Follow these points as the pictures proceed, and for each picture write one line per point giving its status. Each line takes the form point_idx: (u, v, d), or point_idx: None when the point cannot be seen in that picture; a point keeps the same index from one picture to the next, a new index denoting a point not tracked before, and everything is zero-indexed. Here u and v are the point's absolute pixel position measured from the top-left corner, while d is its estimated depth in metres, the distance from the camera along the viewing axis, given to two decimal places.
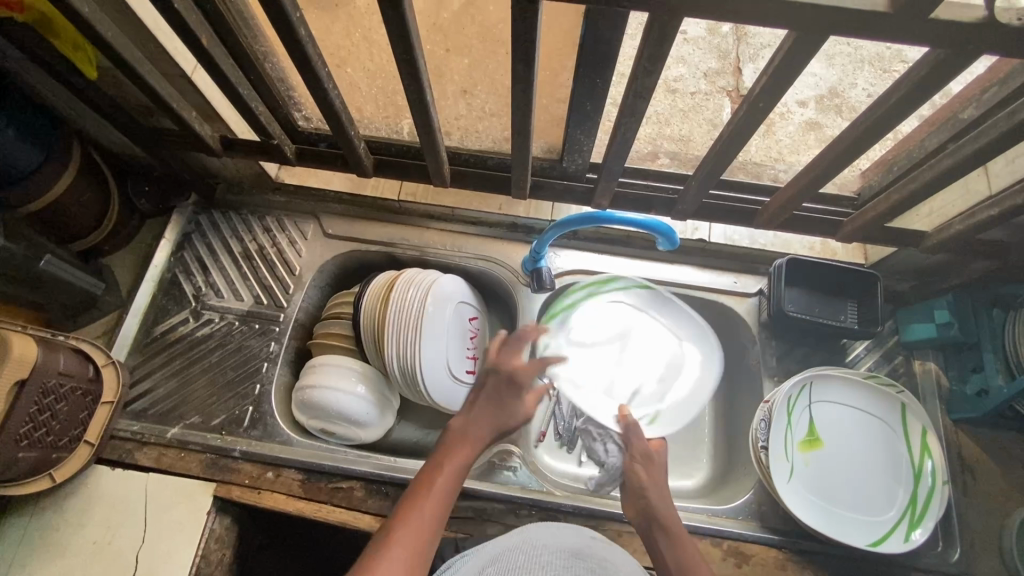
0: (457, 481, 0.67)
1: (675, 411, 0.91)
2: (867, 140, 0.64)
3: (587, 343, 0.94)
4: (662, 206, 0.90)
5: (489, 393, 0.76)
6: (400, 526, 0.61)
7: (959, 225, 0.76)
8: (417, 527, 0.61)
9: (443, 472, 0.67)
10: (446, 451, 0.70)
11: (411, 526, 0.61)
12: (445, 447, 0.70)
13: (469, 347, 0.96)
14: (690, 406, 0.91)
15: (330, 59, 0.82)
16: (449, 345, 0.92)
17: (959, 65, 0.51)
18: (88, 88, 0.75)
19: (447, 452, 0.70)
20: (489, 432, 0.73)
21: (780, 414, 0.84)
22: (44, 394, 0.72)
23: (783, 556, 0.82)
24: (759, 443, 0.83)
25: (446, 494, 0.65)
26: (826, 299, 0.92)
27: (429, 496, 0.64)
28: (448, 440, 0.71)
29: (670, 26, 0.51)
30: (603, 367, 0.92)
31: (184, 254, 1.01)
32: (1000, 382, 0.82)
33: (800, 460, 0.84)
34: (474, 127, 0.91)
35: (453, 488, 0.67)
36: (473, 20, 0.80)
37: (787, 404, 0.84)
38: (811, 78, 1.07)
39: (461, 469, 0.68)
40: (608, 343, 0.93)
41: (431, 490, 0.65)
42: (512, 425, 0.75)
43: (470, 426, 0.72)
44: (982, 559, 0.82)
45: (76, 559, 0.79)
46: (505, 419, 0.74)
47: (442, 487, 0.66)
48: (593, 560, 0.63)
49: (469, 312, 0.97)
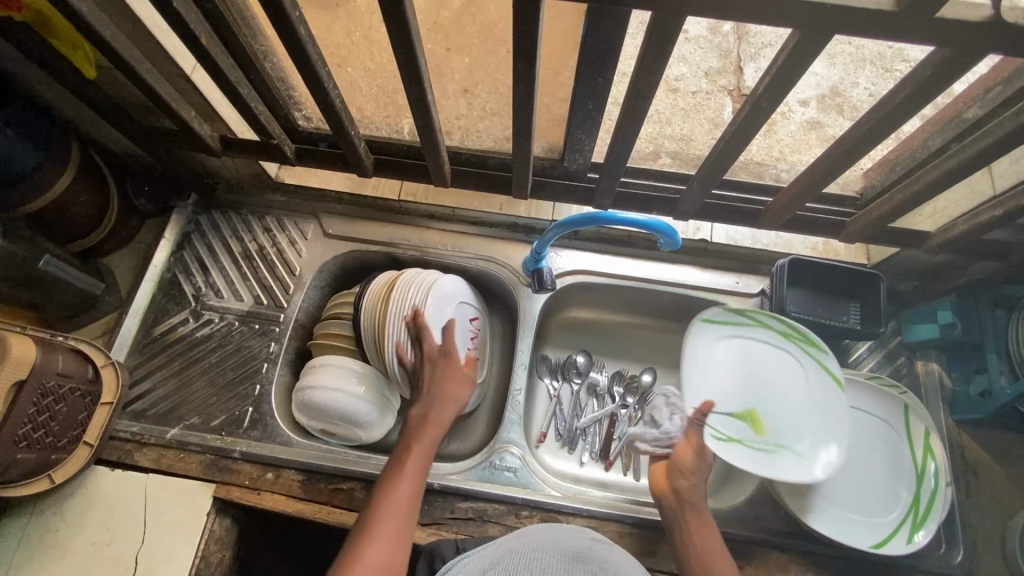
0: (426, 459, 0.75)
1: (744, 457, 0.82)
2: (870, 141, 0.64)
3: (739, 374, 0.90)
4: (663, 206, 0.89)
5: (432, 375, 0.83)
6: (382, 507, 0.69)
7: (963, 226, 0.75)
8: (396, 507, 0.69)
9: (413, 451, 0.75)
10: (414, 429, 0.77)
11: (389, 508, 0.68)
12: (411, 429, 0.78)
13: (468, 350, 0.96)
14: (763, 464, 0.82)
15: (330, 58, 0.82)
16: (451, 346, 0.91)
17: (964, 64, 0.50)
18: (87, 88, 0.75)
19: (415, 431, 0.77)
20: (451, 408, 0.80)
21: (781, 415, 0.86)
22: (43, 395, 0.72)
23: (785, 557, 0.82)
24: None
25: (417, 470, 0.74)
26: (828, 299, 0.91)
27: (402, 476, 0.72)
28: (413, 422, 0.78)
29: (673, 25, 0.51)
30: (726, 397, 0.88)
31: (184, 253, 1.01)
32: (1002, 383, 0.82)
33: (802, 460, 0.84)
34: (475, 126, 0.91)
35: (424, 464, 0.75)
36: (473, 19, 0.80)
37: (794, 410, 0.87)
38: (812, 77, 1.07)
39: (429, 448, 0.76)
40: (757, 383, 0.89)
41: (405, 471, 0.73)
42: (465, 400, 0.82)
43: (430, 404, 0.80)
44: (986, 561, 0.82)
45: (75, 560, 0.79)
46: (459, 398, 0.82)
47: (413, 466, 0.73)
48: (592, 563, 0.62)
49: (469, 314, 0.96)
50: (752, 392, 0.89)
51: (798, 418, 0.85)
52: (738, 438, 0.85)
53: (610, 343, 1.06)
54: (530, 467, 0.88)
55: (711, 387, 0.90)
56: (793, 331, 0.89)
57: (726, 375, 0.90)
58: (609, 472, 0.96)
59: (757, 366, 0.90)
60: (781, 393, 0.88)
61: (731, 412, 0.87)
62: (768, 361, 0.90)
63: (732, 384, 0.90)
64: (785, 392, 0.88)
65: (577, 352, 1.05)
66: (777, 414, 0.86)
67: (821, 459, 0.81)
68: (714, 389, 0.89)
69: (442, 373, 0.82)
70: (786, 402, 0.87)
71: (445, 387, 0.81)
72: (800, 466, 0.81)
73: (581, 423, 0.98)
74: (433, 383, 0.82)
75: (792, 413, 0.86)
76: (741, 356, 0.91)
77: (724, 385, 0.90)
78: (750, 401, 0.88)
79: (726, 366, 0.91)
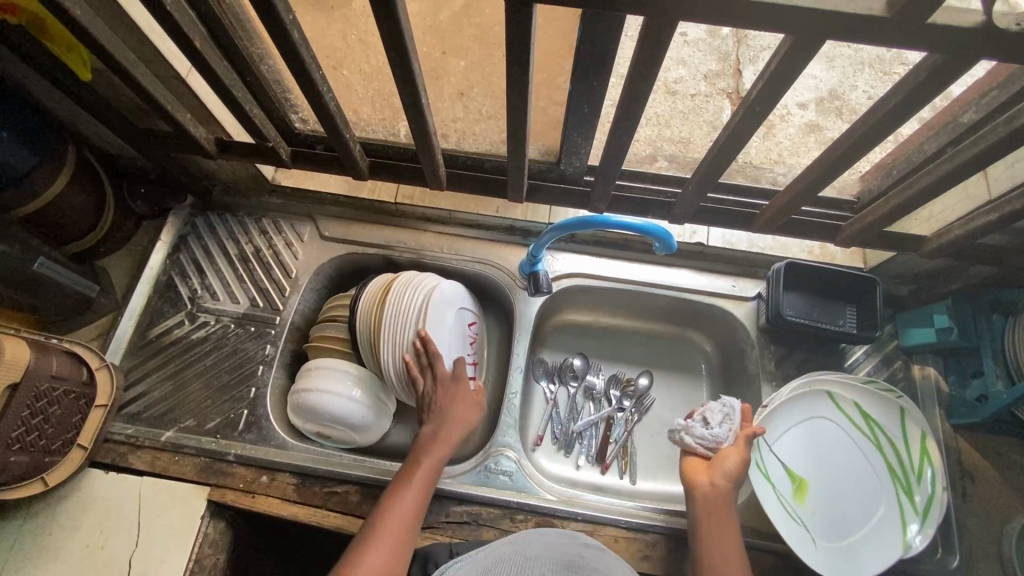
0: (435, 472, 0.76)
1: (769, 498, 0.82)
2: (864, 145, 0.64)
3: (830, 467, 0.86)
4: (659, 210, 0.89)
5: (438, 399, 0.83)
6: (387, 514, 0.70)
7: (958, 230, 0.75)
8: (401, 516, 0.70)
9: (423, 464, 0.76)
10: (423, 444, 0.79)
11: (396, 515, 0.70)
12: (423, 441, 0.79)
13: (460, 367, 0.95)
14: (781, 517, 0.81)
15: (326, 62, 0.84)
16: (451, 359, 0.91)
17: (957, 70, 0.50)
18: (81, 90, 0.75)
19: (425, 447, 0.78)
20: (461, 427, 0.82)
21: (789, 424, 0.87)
22: (36, 398, 0.71)
23: (779, 563, 0.81)
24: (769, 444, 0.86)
25: (424, 485, 0.75)
26: (824, 303, 0.92)
27: (409, 489, 0.73)
28: (426, 436, 0.80)
29: (666, 30, 0.51)
30: (795, 467, 0.86)
31: (180, 256, 1.01)
32: (999, 388, 0.81)
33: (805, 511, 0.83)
34: (471, 129, 0.90)
35: (432, 478, 0.76)
36: (470, 23, 0.85)
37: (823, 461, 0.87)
38: (812, 80, 1.07)
39: (439, 462, 0.77)
40: (835, 487, 0.85)
41: (411, 485, 0.74)
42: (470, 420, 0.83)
43: (437, 423, 0.80)
44: (982, 566, 0.81)
45: (68, 563, 0.79)
46: (469, 417, 0.83)
47: (422, 479, 0.75)
48: (585, 571, 0.61)
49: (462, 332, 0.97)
50: (827, 475, 0.86)
51: (840, 520, 0.83)
52: (779, 487, 0.84)
53: (607, 346, 1.06)
54: (525, 470, 0.87)
55: (796, 441, 0.87)
56: (903, 474, 0.84)
57: (814, 447, 0.87)
58: (605, 475, 0.96)
59: (851, 464, 0.86)
60: (851, 494, 0.85)
61: (792, 466, 0.86)
62: (861, 463, 0.86)
63: (813, 456, 0.87)
64: (853, 495, 0.84)
65: (573, 355, 1.05)
66: (826, 506, 0.84)
67: (824, 557, 0.80)
68: (794, 442, 0.87)
69: (450, 394, 0.83)
70: (845, 504, 0.84)
71: (456, 408, 0.82)
72: (806, 544, 0.80)
73: (577, 426, 0.98)
74: (444, 404, 0.82)
75: (841, 511, 0.83)
76: (844, 458, 0.86)
77: (806, 450, 0.87)
78: (816, 476, 0.86)
79: (827, 444, 0.87)
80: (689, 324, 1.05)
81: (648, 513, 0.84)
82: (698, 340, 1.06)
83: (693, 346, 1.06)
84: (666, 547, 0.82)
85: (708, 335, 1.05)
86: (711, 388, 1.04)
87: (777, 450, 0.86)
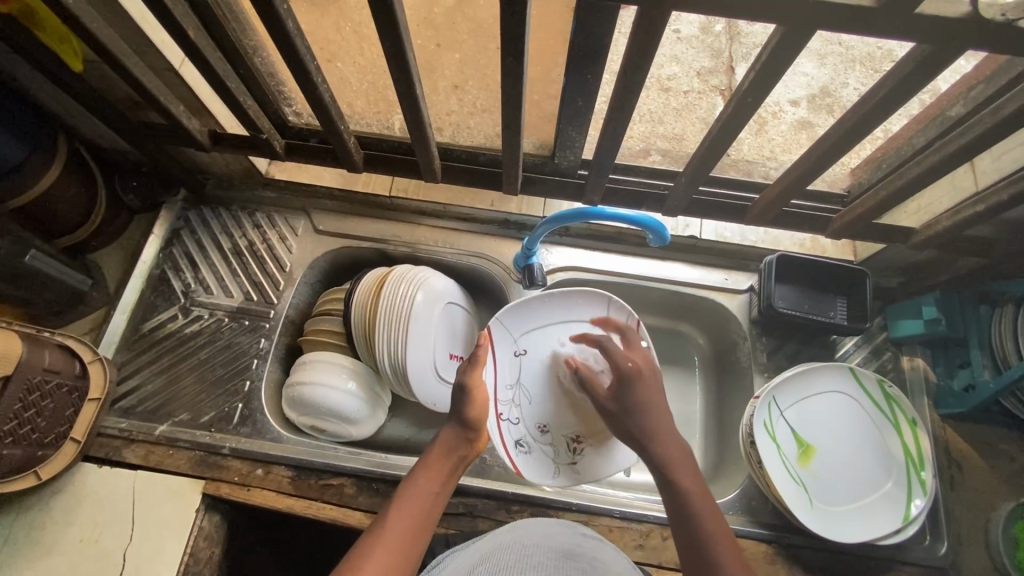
0: (443, 495, 0.67)
1: (776, 460, 0.83)
2: (853, 138, 0.65)
3: (835, 437, 0.87)
4: (653, 202, 0.90)
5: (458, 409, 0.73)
6: (390, 528, 0.60)
7: (946, 222, 0.77)
8: (403, 526, 0.60)
9: (425, 480, 0.66)
10: (427, 458, 0.69)
11: (392, 542, 0.58)
12: (432, 455, 0.69)
13: (504, 391, 0.82)
14: (782, 477, 0.82)
15: (319, 53, 0.81)
16: (572, 384, 0.85)
17: (946, 58, 0.51)
18: (72, 81, 0.74)
19: (432, 465, 0.68)
20: (464, 445, 0.71)
21: (796, 396, 0.87)
22: (29, 392, 0.71)
23: (772, 551, 0.83)
24: (779, 409, 0.86)
25: (431, 505, 0.64)
26: (815, 295, 0.93)
27: (409, 500, 0.63)
28: (434, 445, 0.70)
29: (659, 19, 0.51)
30: (801, 433, 0.86)
31: (173, 249, 1.00)
32: (985, 377, 0.83)
33: (801, 474, 0.84)
34: (465, 123, 0.91)
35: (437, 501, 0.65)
36: (464, 17, 0.80)
37: (834, 436, 0.87)
38: (802, 78, 1.08)
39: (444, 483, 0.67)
40: (841, 456, 0.86)
41: (412, 497, 0.63)
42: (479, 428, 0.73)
43: (446, 432, 0.71)
44: (969, 553, 0.83)
45: (61, 558, 0.78)
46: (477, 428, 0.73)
47: (427, 498, 0.64)
48: (583, 560, 0.61)
49: (515, 342, 0.85)
50: (832, 442, 0.86)
51: (840, 488, 0.84)
52: (784, 449, 0.85)
53: None
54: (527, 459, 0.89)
55: (811, 407, 0.87)
56: (913, 454, 0.84)
57: (823, 415, 0.87)
58: None
59: (858, 436, 0.86)
60: (855, 463, 0.85)
61: (801, 432, 0.86)
62: (871, 436, 0.86)
63: (823, 423, 0.87)
64: (856, 465, 0.85)
65: None
66: (829, 472, 0.85)
67: (818, 517, 0.81)
68: (806, 406, 0.87)
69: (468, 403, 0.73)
70: (848, 471, 0.85)
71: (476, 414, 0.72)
72: (800, 502, 0.81)
73: None
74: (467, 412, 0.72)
75: (843, 477, 0.84)
76: (855, 430, 0.87)
77: (816, 419, 0.87)
78: (822, 443, 0.86)
79: (837, 415, 0.87)
80: (681, 316, 1.06)
81: (642, 504, 0.85)
82: (689, 331, 1.07)
83: (684, 338, 1.07)
84: (661, 536, 0.83)
85: (699, 328, 1.06)
86: (702, 379, 1.05)
87: (788, 415, 0.86)
